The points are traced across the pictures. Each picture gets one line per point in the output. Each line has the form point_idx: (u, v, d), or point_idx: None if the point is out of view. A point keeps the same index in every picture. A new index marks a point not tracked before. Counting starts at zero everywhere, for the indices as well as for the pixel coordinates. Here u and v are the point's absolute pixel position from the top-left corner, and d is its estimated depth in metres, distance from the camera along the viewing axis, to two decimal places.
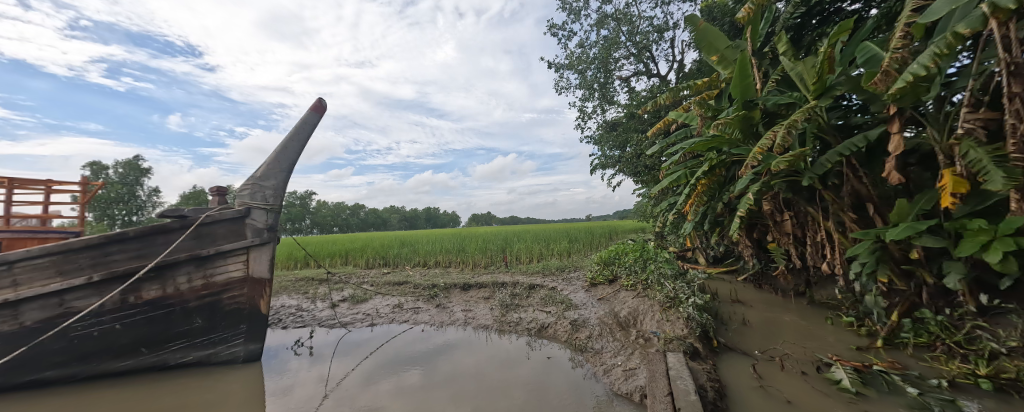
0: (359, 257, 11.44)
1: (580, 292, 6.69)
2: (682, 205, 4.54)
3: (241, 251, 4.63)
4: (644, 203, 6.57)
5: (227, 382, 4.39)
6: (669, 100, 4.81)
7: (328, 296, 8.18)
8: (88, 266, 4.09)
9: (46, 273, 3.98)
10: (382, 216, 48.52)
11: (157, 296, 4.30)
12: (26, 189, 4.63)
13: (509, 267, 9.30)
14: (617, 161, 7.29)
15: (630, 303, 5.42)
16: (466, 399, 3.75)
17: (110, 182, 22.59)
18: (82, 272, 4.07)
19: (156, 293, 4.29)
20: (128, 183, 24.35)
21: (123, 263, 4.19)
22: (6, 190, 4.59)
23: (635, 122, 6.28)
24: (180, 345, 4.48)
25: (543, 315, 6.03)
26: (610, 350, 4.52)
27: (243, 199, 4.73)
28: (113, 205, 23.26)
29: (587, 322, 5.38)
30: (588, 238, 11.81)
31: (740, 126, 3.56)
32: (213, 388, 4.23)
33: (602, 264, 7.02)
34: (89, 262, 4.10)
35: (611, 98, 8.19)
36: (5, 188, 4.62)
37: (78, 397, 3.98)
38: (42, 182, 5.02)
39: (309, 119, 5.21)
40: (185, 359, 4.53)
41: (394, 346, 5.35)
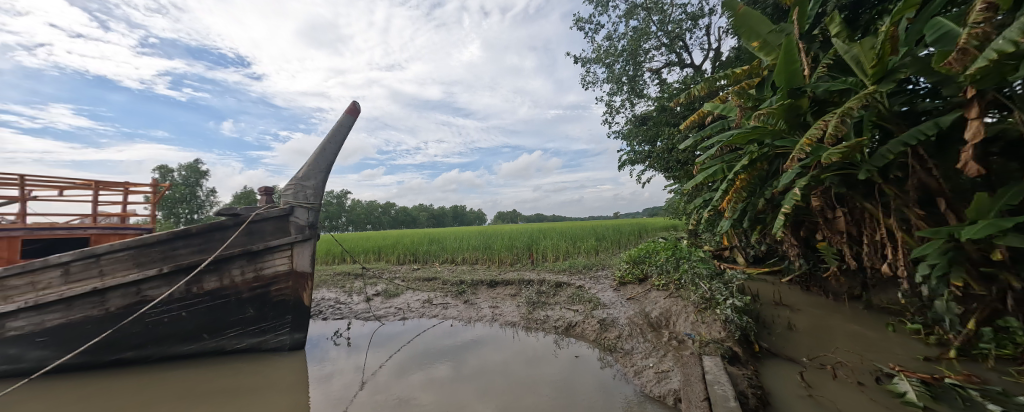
0: (390, 253, 11.81)
1: (608, 291, 6.53)
2: (718, 201, 4.30)
3: (286, 247, 4.88)
4: (676, 200, 6.30)
5: (276, 367, 4.66)
6: (704, 91, 4.56)
7: (363, 290, 8.51)
8: (159, 259, 4.44)
9: (125, 264, 4.36)
10: (411, 214, 49.87)
11: (216, 287, 4.63)
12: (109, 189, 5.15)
13: (536, 265, 9.25)
14: (647, 156, 7.05)
15: (662, 303, 5.22)
16: (494, 394, 3.77)
17: (174, 184, 24.83)
18: (154, 264, 4.43)
19: (215, 284, 4.62)
20: (189, 184, 26.52)
21: (190, 256, 4.52)
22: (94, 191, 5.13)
23: (667, 115, 6.03)
24: (236, 332, 4.80)
25: (571, 314, 5.95)
26: (640, 351, 4.38)
27: (287, 198, 4.98)
28: (177, 205, 25.56)
29: (617, 321, 5.24)
30: (616, 235, 11.53)
31: (786, 116, 3.30)
32: (263, 373, 4.50)
33: (632, 263, 6.80)
34: (159, 255, 4.45)
35: (641, 91, 7.91)
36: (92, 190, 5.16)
37: (152, 377, 4.34)
38: (121, 183, 5.56)
39: (345, 122, 5.40)
40: (241, 345, 4.86)
41: (424, 340, 5.45)
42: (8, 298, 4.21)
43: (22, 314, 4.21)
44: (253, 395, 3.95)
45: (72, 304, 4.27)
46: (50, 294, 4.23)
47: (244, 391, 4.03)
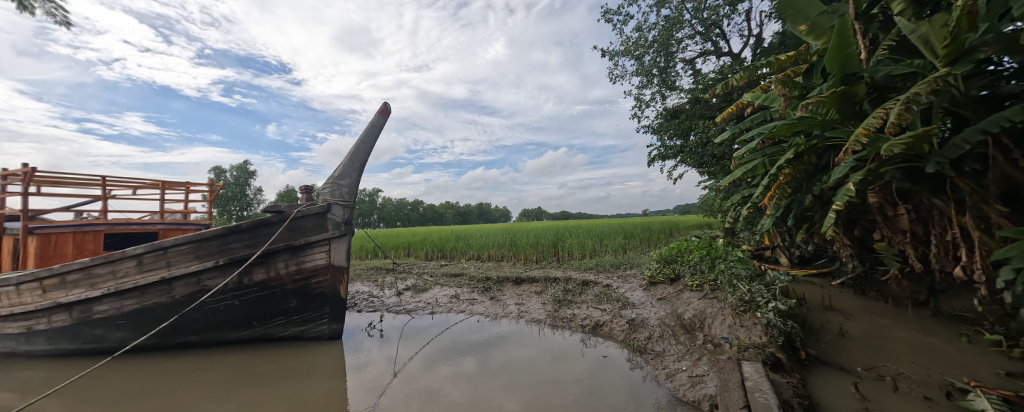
0: (419, 249, 12.09)
1: (637, 291, 6.33)
2: (759, 198, 4.04)
3: (324, 243, 5.09)
4: (711, 197, 6.00)
5: (318, 355, 4.90)
6: (744, 80, 4.29)
7: (394, 284, 8.76)
8: (216, 252, 4.76)
9: (188, 256, 4.71)
10: (437, 212, 50.84)
11: (264, 278, 4.90)
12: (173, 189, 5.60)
13: (562, 263, 9.14)
14: (678, 151, 6.76)
15: (696, 304, 5.00)
16: (519, 390, 3.74)
17: (228, 183, 26.79)
18: (212, 256, 4.75)
19: (263, 276, 4.89)
20: (240, 184, 28.39)
21: (242, 249, 4.82)
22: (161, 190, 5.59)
23: (701, 108, 5.74)
24: (282, 321, 5.07)
25: (598, 313, 5.83)
26: (673, 353, 4.21)
27: (325, 196, 5.18)
28: (231, 204, 27.59)
29: (647, 322, 5.08)
30: (645, 234, 11.17)
31: (839, 104, 3.05)
32: (307, 360, 4.72)
33: (662, 262, 6.56)
34: (216, 249, 4.76)
35: (673, 83, 7.59)
36: (160, 189, 5.63)
37: (211, 361, 4.68)
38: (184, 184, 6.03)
39: (376, 122, 5.55)
40: (286, 333, 5.14)
41: (451, 335, 5.51)
42: (94, 285, 4.67)
43: (106, 299, 4.66)
44: (297, 381, 4.14)
45: (146, 291, 4.67)
46: (128, 281, 4.65)
47: (288, 377, 4.24)
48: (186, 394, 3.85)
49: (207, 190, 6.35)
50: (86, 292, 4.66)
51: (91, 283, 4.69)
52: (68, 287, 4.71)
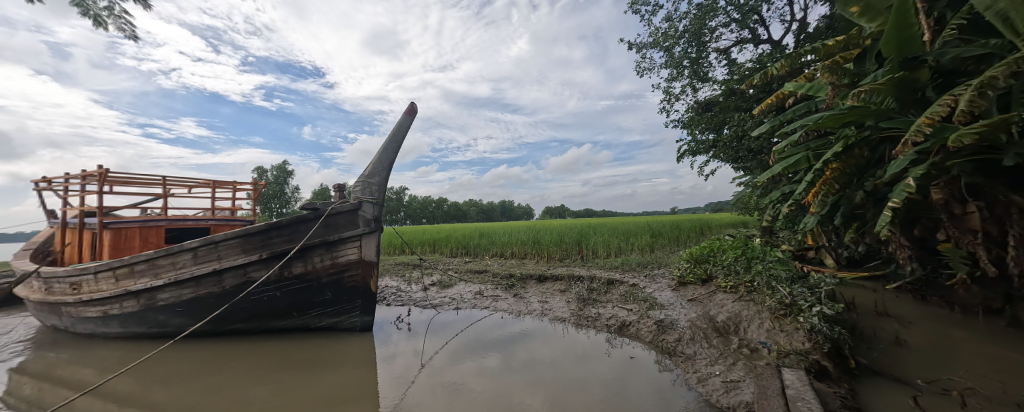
0: (444, 246, 12.29)
1: (666, 291, 6.12)
2: (802, 195, 3.78)
3: (356, 239, 5.25)
4: (746, 194, 5.69)
5: (351, 345, 5.08)
6: (785, 69, 4.03)
7: (420, 280, 8.95)
8: (260, 246, 5.01)
9: (235, 249, 4.99)
10: (461, 209, 51.48)
11: (302, 271, 5.12)
12: (222, 188, 5.98)
13: (586, 261, 8.99)
14: (711, 146, 6.46)
15: (730, 306, 4.77)
16: (542, 387, 3.71)
17: (270, 182, 28.36)
18: (256, 250, 5.02)
19: (301, 269, 5.11)
20: (280, 182, 29.97)
21: (283, 243, 5.05)
22: (212, 189, 5.98)
23: (737, 100, 5.44)
24: (318, 312, 5.29)
25: (624, 313, 5.68)
26: (705, 357, 4.03)
27: (356, 194, 5.34)
28: (272, 202, 29.23)
29: (677, 323, 4.89)
30: (673, 232, 10.77)
31: (896, 91, 2.81)
32: (340, 350, 4.90)
33: (692, 262, 6.29)
34: (259, 243, 5.01)
35: (705, 75, 7.24)
36: (211, 189, 6.03)
37: (254, 348, 4.97)
38: (232, 183, 6.42)
39: (404, 122, 5.65)
40: (322, 323, 5.37)
41: (476, 330, 5.55)
42: (158, 274, 5.06)
43: (167, 288, 5.04)
44: (330, 371, 4.30)
45: (200, 281, 5.00)
46: (185, 272, 5.00)
47: (323, 367, 4.40)
48: (232, 380, 4.10)
49: (251, 189, 6.74)
50: (151, 281, 5.05)
51: (155, 273, 5.08)
52: (136, 276, 5.11)
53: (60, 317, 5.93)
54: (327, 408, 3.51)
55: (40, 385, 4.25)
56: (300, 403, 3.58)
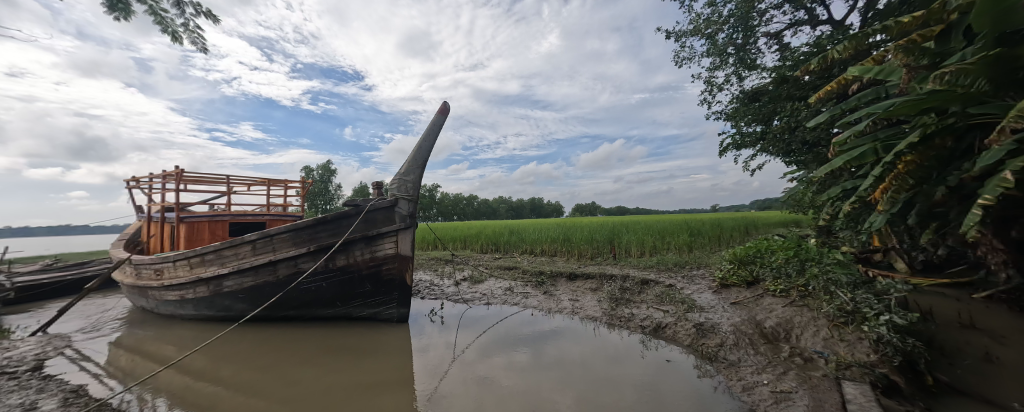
0: (474, 242, 12.44)
1: (706, 293, 5.79)
2: (869, 191, 3.42)
3: (393, 234, 5.39)
4: (800, 191, 5.25)
5: (388, 335, 5.26)
6: (851, 51, 3.65)
7: (453, 274, 9.11)
8: (308, 240, 5.31)
9: (287, 242, 5.32)
10: (490, 206, 52.00)
11: (345, 264, 5.36)
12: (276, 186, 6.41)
13: (618, 260, 8.72)
14: (758, 138, 6.04)
15: (780, 312, 4.42)
16: (572, 386, 3.62)
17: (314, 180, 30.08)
18: (305, 243, 5.31)
19: (344, 261, 5.35)
20: (324, 180, 31.74)
21: (328, 238, 5.31)
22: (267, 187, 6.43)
23: (791, 87, 4.99)
24: (359, 302, 5.52)
25: (659, 314, 5.45)
26: (751, 364, 3.75)
27: (393, 191, 5.49)
28: (316, 199, 31.01)
29: (718, 327, 4.61)
30: (715, 232, 10.16)
31: (990, 72, 2.45)
32: (380, 339, 5.09)
33: (736, 263, 5.91)
34: (307, 237, 5.30)
35: (753, 62, 6.74)
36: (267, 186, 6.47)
37: (304, 333, 5.30)
38: (284, 181, 6.86)
39: (437, 121, 5.74)
40: (363, 313, 5.60)
41: (506, 326, 5.54)
42: (224, 263, 5.51)
43: (231, 276, 5.48)
44: (371, 359, 4.49)
45: (258, 270, 5.38)
46: (245, 262, 5.41)
47: (364, 354, 4.60)
48: (281, 364, 4.37)
49: (300, 186, 7.18)
50: (218, 270, 5.52)
51: (221, 262, 5.54)
52: (207, 264, 5.61)
53: (146, 299, 6.63)
54: (370, 395, 3.67)
55: (131, 358, 4.78)
56: (345, 388, 3.78)
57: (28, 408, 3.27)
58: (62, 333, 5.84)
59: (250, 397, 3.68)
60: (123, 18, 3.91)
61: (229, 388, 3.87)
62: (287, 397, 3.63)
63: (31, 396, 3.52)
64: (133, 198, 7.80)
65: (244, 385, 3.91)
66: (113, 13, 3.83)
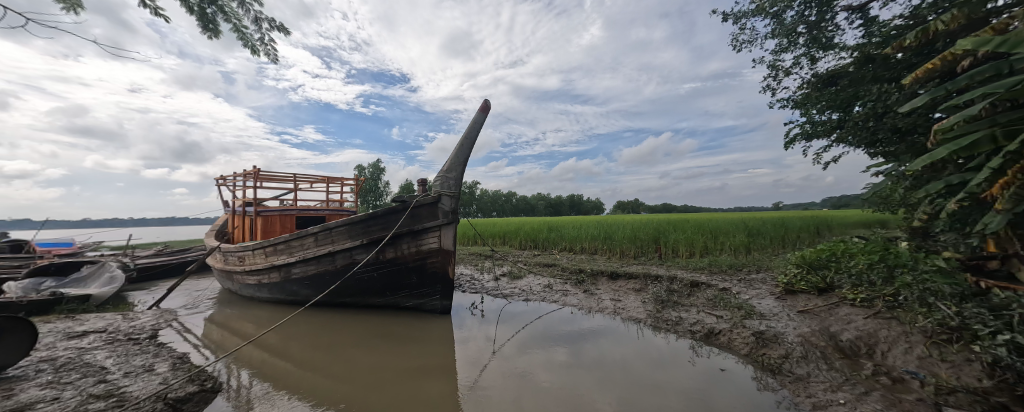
0: (514, 238, 12.45)
1: (767, 300, 5.29)
2: (986, 185, 2.88)
3: (436, 229, 5.50)
4: (888, 186, 4.57)
5: (431, 325, 5.39)
6: (962, 21, 3.15)
7: (492, 270, 9.19)
8: (361, 233, 5.61)
9: (343, 235, 5.67)
10: (529, 203, 51.99)
11: (393, 256, 5.58)
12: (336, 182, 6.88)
13: (664, 261, 8.25)
14: (834, 127, 5.38)
15: (861, 324, 3.89)
16: (614, 388, 3.46)
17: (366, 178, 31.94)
18: (358, 236, 5.62)
19: (393, 254, 5.57)
20: (374, 177, 33.62)
21: (378, 231, 5.57)
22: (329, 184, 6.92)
23: (877, 68, 4.38)
24: (406, 293, 5.72)
25: (712, 319, 5.06)
26: (823, 380, 3.34)
27: (437, 188, 5.57)
28: (367, 196, 32.91)
29: (782, 337, 4.16)
30: (778, 232, 9.21)
31: None
32: (425, 328, 5.26)
33: (804, 267, 5.32)
34: (360, 230, 5.60)
35: (829, 42, 5.99)
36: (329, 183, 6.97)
37: (358, 319, 5.62)
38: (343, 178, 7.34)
39: (478, 118, 5.77)
40: (409, 304, 5.80)
41: (544, 323, 5.45)
42: (291, 253, 6.02)
43: (298, 264, 5.97)
44: (419, 346, 4.64)
45: (320, 260, 5.81)
46: (309, 252, 5.87)
47: (411, 342, 4.76)
48: (336, 346, 4.66)
49: (354, 183, 7.63)
50: (287, 258, 6.04)
51: (289, 251, 6.04)
52: (277, 253, 6.15)
53: (231, 282, 7.42)
54: (421, 379, 3.80)
55: (221, 333, 5.36)
56: (398, 373, 3.93)
57: (147, 369, 3.75)
58: (169, 308, 6.70)
59: (316, 373, 3.97)
60: (213, 37, 3.87)
61: (298, 364, 4.21)
62: (347, 376, 3.86)
63: (148, 359, 4.04)
64: (221, 194, 8.83)
65: (310, 363, 4.22)
66: (205, 34, 3.82)
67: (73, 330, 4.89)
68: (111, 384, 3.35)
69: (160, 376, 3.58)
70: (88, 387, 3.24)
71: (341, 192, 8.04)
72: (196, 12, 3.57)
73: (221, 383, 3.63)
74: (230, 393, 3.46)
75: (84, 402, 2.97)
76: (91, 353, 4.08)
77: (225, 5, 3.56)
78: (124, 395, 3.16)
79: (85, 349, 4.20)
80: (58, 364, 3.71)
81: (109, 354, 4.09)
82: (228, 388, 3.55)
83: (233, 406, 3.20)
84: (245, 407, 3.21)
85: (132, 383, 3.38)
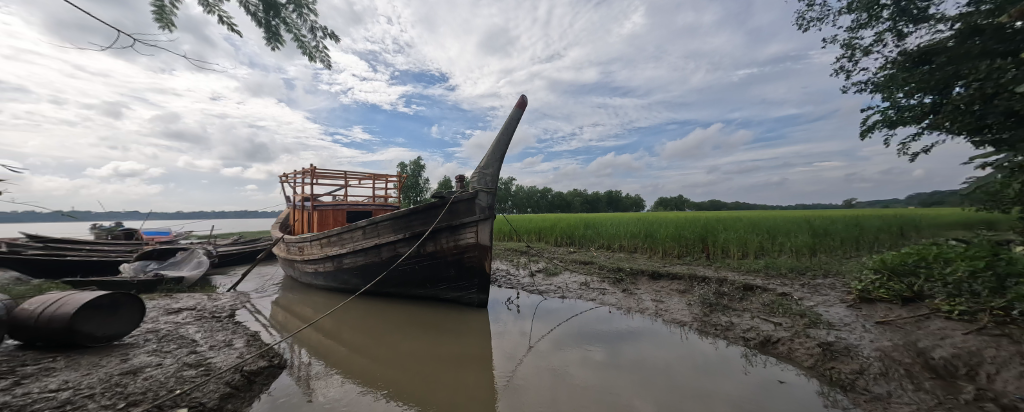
0: (549, 234, 12.32)
1: (837, 308, 4.74)
2: None
3: (473, 225, 5.51)
4: (1001, 181, 3.86)
5: (469, 318, 5.43)
6: None
7: (528, 265, 9.14)
8: (404, 227, 5.79)
9: (388, 229, 5.89)
10: (565, 199, 51.23)
11: (433, 250, 5.69)
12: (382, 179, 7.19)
13: (713, 261, 7.70)
14: (929, 112, 4.67)
15: (958, 341, 3.33)
16: (656, 393, 3.25)
17: (408, 174, 33.33)
18: (401, 230, 5.81)
19: (432, 248, 5.69)
20: (415, 174, 34.85)
21: (419, 226, 5.71)
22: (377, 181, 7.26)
23: (987, 40, 3.74)
24: (445, 286, 5.82)
25: (769, 326, 4.63)
26: (909, 402, 2.90)
27: (474, 184, 5.58)
28: (409, 191, 34.30)
29: (857, 351, 3.68)
30: (851, 233, 8.19)
31: None
32: (463, 320, 5.33)
33: (885, 273, 4.68)
34: (404, 225, 5.78)
35: (922, 13, 5.20)
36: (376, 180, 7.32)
37: (402, 309, 5.82)
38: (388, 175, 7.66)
39: (514, 114, 5.70)
40: (448, 296, 5.89)
41: (580, 321, 5.29)
42: (342, 245, 6.37)
43: (348, 255, 6.31)
44: (458, 337, 4.69)
45: (367, 252, 6.08)
46: (357, 244, 6.16)
47: (449, 332, 4.83)
48: (379, 333, 4.84)
49: (398, 180, 7.91)
50: (339, 249, 6.40)
51: (340, 243, 6.40)
52: (330, 244, 6.54)
53: (292, 270, 8.02)
54: (462, 369, 3.82)
55: (285, 315, 5.81)
56: (439, 361, 3.98)
57: (227, 343, 4.12)
58: (243, 291, 7.38)
59: (364, 357, 4.14)
60: (277, 47, 3.81)
61: (349, 347, 4.43)
62: (393, 362, 3.98)
63: (229, 335, 4.44)
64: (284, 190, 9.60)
65: (359, 347, 4.43)
66: (270, 45, 3.79)
67: (171, 306, 5.52)
68: (200, 355, 3.70)
69: (237, 351, 3.90)
70: (183, 356, 3.61)
71: (387, 188, 8.40)
72: (264, 26, 3.60)
73: (286, 361, 3.90)
74: (293, 371, 3.69)
75: (180, 369, 3.30)
76: (184, 327, 4.56)
77: (288, 17, 3.59)
78: (210, 365, 3.47)
79: (180, 323, 4.72)
80: (160, 335, 4.18)
81: (198, 329, 4.56)
82: (292, 366, 3.81)
83: (295, 383, 3.41)
84: (305, 384, 3.41)
85: (216, 355, 3.72)
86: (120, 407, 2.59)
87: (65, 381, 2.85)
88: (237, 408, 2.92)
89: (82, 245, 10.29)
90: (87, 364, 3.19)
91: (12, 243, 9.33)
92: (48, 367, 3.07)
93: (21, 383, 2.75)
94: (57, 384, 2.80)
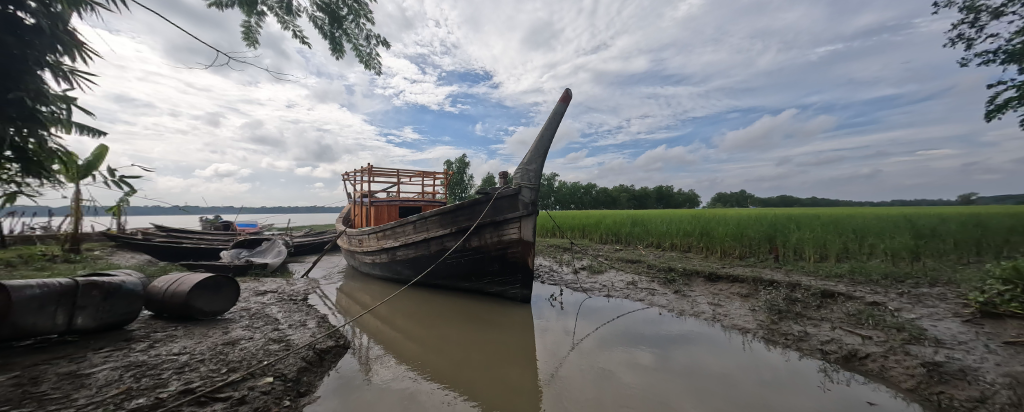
0: (595, 231, 11.98)
1: (946, 322, 4.00)
2: None
3: (516, 221, 5.46)
4: None
5: (512, 312, 5.40)
6: None
7: (572, 262, 8.94)
8: (451, 222, 5.92)
9: (436, 224, 6.06)
10: (611, 195, 49.46)
11: (478, 244, 5.75)
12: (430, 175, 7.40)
13: (782, 264, 6.91)
14: None
15: None
16: (711, 402, 2.99)
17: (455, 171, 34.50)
18: (448, 225, 5.95)
19: (477, 242, 5.75)
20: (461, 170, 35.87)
21: (465, 221, 5.81)
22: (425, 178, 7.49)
23: None
24: (489, 280, 5.86)
25: (853, 338, 4.05)
26: None
27: (518, 180, 5.53)
28: (456, 188, 35.44)
29: (976, 375, 3.06)
30: (969, 234, 6.83)
31: None
32: (506, 314, 5.32)
33: (1017, 284, 3.84)
34: (450, 220, 5.91)
35: None
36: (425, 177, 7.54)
37: (449, 300, 5.97)
38: (436, 172, 7.87)
39: (558, 109, 5.55)
40: (492, 290, 5.92)
41: (627, 322, 5.04)
42: (395, 238, 6.70)
43: (401, 248, 6.61)
44: (501, 330, 4.69)
45: (418, 245, 6.33)
46: (408, 237, 6.44)
47: (493, 325, 4.85)
48: (426, 322, 5.00)
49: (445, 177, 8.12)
50: (393, 243, 6.74)
51: (394, 237, 6.73)
52: (385, 238, 6.91)
53: (352, 260, 8.62)
54: (507, 362, 3.79)
55: (348, 301, 6.25)
56: (485, 353, 3.98)
57: (302, 323, 4.49)
58: (314, 278, 8.10)
59: (414, 344, 4.28)
60: (340, 57, 3.96)
61: (401, 334, 4.63)
62: (439, 350, 4.08)
63: (304, 316, 4.86)
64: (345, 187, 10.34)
65: (410, 334, 4.60)
66: (333, 55, 3.96)
67: (258, 288, 6.19)
68: (281, 332, 4.08)
69: (311, 330, 4.25)
70: (268, 332, 4.00)
71: (435, 185, 8.68)
72: (329, 38, 3.81)
73: (351, 342, 4.18)
74: (357, 352, 3.93)
75: (267, 343, 3.66)
76: (270, 307, 5.09)
77: (349, 27, 3.77)
78: (289, 341, 3.81)
79: (266, 303, 5.27)
80: (252, 313, 4.69)
81: (280, 309, 5.05)
82: (354, 347, 4.06)
83: (358, 363, 3.61)
84: (366, 365, 3.60)
85: (294, 333, 4.08)
86: (225, 371, 2.91)
87: (184, 347, 3.28)
88: (311, 381, 3.14)
89: (193, 234, 12.03)
90: (199, 333, 3.66)
91: (144, 230, 11.19)
92: (172, 334, 3.56)
93: (153, 346, 3.22)
94: (178, 348, 3.23)
